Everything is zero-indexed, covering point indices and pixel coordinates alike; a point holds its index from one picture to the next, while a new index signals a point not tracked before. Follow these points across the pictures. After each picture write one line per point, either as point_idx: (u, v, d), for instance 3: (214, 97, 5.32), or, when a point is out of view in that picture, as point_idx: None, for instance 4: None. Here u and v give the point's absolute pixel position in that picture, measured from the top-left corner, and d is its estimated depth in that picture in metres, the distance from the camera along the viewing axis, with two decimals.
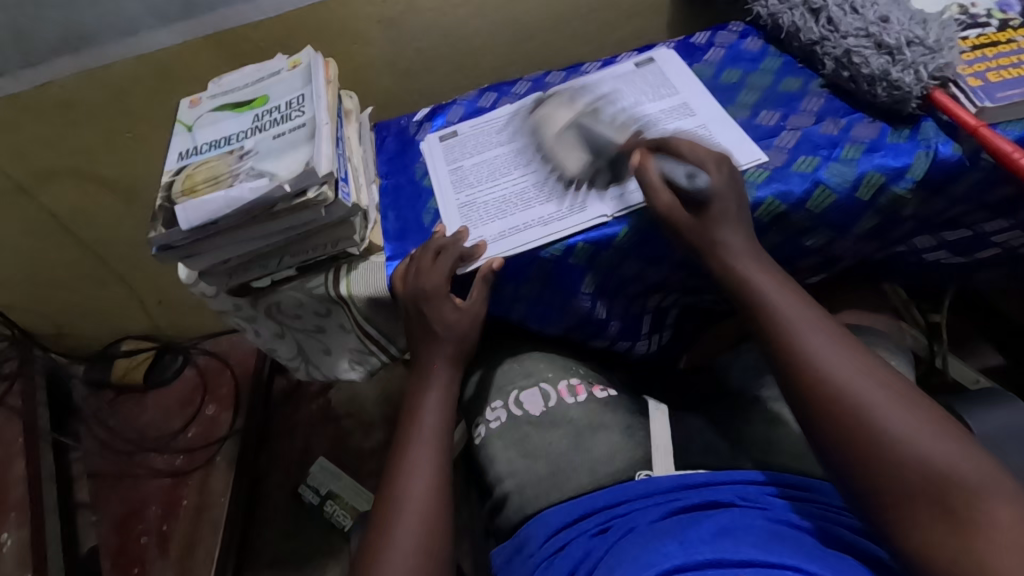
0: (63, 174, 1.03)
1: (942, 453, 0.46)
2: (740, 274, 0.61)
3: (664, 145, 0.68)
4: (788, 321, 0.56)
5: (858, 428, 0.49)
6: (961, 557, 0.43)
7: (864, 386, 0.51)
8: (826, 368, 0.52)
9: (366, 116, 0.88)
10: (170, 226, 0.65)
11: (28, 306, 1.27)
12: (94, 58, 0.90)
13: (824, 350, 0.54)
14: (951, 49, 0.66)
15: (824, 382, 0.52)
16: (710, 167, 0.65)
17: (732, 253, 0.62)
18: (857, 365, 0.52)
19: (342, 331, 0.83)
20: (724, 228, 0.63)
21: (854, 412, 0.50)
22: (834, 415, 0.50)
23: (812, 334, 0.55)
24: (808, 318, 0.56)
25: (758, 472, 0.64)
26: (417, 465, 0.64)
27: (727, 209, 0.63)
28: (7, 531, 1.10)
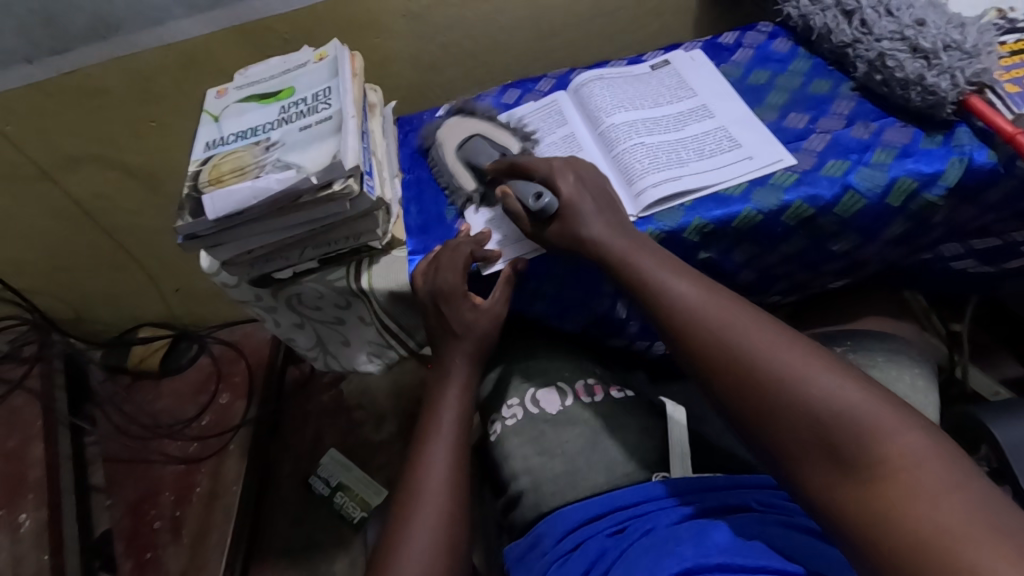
0: (88, 160, 1.04)
1: (825, 392, 0.45)
2: (623, 253, 0.61)
3: (517, 165, 0.70)
4: (680, 290, 0.57)
5: (745, 387, 0.49)
6: (859, 502, 0.41)
7: (747, 340, 0.50)
8: (713, 331, 0.52)
9: (389, 110, 0.88)
10: (196, 216, 0.65)
11: (49, 291, 1.29)
12: (121, 46, 0.90)
13: (709, 314, 0.54)
14: (988, 54, 0.64)
15: (710, 345, 0.52)
16: (555, 183, 0.66)
17: (604, 240, 0.63)
18: (740, 323, 0.52)
19: (362, 324, 0.83)
20: (590, 221, 0.64)
21: (740, 369, 0.49)
22: (724, 378, 0.50)
23: (698, 302, 0.55)
24: (694, 288, 0.56)
25: (658, 484, 0.65)
26: (434, 463, 0.64)
27: (584, 205, 0.65)
28: (25, 512, 1.12)
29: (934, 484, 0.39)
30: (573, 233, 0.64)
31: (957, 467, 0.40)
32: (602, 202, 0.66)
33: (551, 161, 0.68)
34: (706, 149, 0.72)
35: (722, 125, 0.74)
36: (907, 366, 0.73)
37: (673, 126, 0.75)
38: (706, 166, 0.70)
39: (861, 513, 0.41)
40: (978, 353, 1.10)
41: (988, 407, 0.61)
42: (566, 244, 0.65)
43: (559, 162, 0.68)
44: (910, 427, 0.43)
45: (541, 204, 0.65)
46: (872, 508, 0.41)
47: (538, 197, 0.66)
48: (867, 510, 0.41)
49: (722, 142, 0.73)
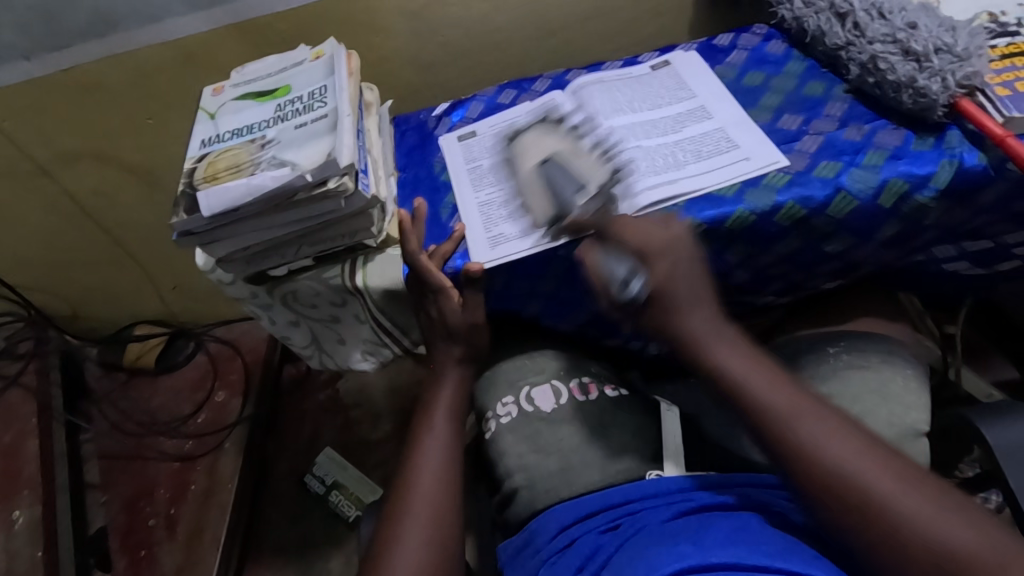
0: (86, 157, 1.04)
1: (973, 549, 0.43)
2: (714, 356, 0.57)
3: (608, 236, 0.65)
4: (785, 405, 0.53)
5: (884, 533, 0.46)
6: None
7: (860, 471, 0.48)
8: (822, 458, 0.49)
9: (385, 109, 0.88)
10: (191, 213, 0.66)
11: (45, 287, 1.29)
12: (119, 43, 0.91)
13: (829, 442, 0.50)
14: (979, 57, 0.65)
15: (818, 472, 0.49)
16: (648, 267, 0.61)
17: (697, 329, 0.58)
18: (846, 446, 0.49)
19: (358, 322, 0.84)
20: (682, 311, 0.59)
21: (854, 501, 0.47)
22: (855, 518, 0.47)
23: (810, 422, 0.51)
24: (789, 401, 0.53)
25: (685, 477, 0.65)
26: (426, 462, 0.65)
27: (680, 291, 0.59)
28: (20, 508, 1.12)
29: None
30: (666, 322, 0.60)
31: None
32: (701, 286, 0.60)
33: (651, 237, 0.62)
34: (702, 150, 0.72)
35: (719, 128, 0.75)
36: (897, 368, 0.74)
37: (670, 128, 0.76)
38: (703, 167, 0.70)
39: None
40: (972, 356, 1.11)
41: (978, 408, 0.61)
42: (658, 329, 0.61)
43: (667, 243, 0.61)
44: None
45: (629, 293, 0.62)
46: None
47: (626, 283, 0.63)
48: None
49: (717, 144, 0.73)
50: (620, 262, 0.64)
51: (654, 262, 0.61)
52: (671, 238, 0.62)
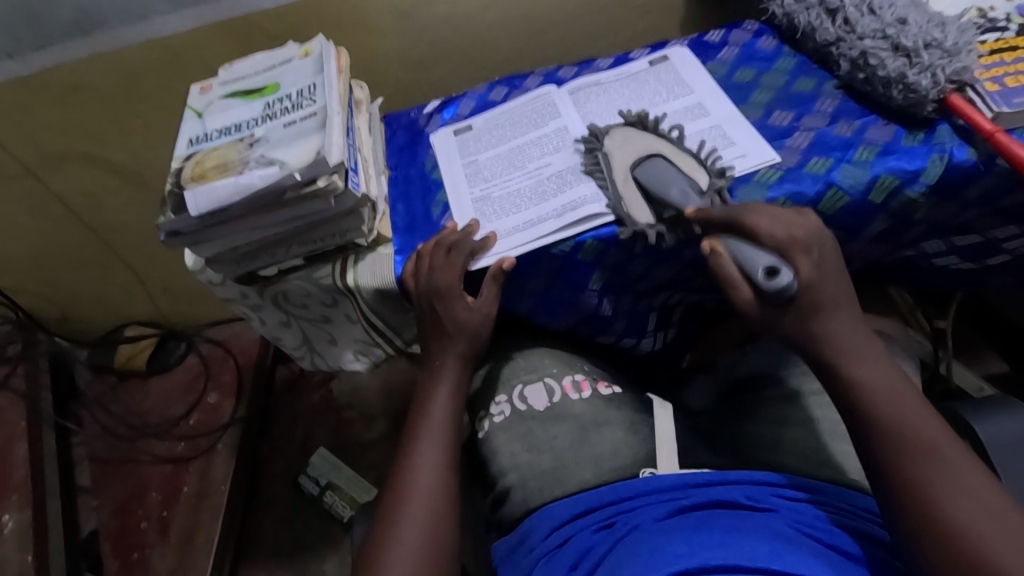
0: (73, 158, 1.03)
1: None
2: (835, 338, 0.57)
3: (737, 225, 0.61)
4: (894, 403, 0.54)
5: (948, 541, 0.47)
6: None
7: (982, 538, 0.46)
8: (938, 506, 0.49)
9: (375, 108, 0.87)
10: (178, 212, 0.65)
11: (33, 289, 1.27)
12: (104, 41, 0.89)
13: (922, 448, 0.51)
14: (969, 52, 0.65)
15: (932, 524, 0.48)
16: (794, 259, 0.58)
17: (839, 346, 0.57)
18: (976, 506, 0.48)
19: (348, 321, 0.83)
20: (833, 319, 0.58)
21: (969, 563, 0.46)
22: (945, 566, 0.47)
23: (908, 424, 0.52)
24: (924, 444, 0.51)
25: (777, 474, 0.63)
26: (421, 464, 0.64)
27: (832, 298, 0.58)
28: (9, 513, 1.10)
29: None
30: (807, 327, 0.58)
31: None
32: (850, 297, 0.58)
33: (788, 229, 0.60)
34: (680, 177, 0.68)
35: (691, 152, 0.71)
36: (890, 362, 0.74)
37: (642, 161, 0.71)
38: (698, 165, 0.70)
39: None
40: (962, 350, 1.11)
41: (969, 404, 0.61)
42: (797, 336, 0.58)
43: (805, 241, 0.59)
44: None
45: (777, 284, 0.56)
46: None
47: (772, 272, 0.57)
48: None
49: (691, 169, 0.70)
50: (757, 251, 0.58)
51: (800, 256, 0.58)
52: (811, 235, 0.60)
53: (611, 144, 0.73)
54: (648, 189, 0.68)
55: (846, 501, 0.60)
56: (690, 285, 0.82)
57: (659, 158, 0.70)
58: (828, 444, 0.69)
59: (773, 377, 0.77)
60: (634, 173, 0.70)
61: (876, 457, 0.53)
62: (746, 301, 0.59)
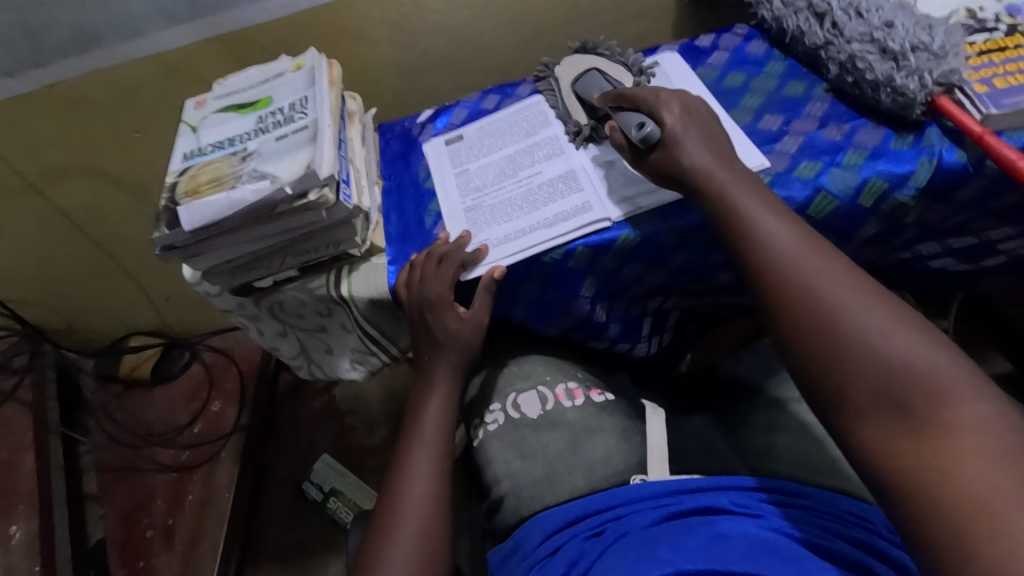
0: (73, 171, 1.05)
1: (900, 352, 0.46)
2: (715, 176, 0.61)
3: (625, 99, 0.69)
4: (771, 225, 0.56)
5: (813, 330, 0.50)
6: (914, 453, 0.43)
7: (826, 291, 0.51)
8: (791, 275, 0.53)
9: (369, 118, 0.88)
10: (173, 227, 0.66)
11: (38, 301, 1.29)
12: (102, 58, 0.91)
13: (791, 257, 0.54)
14: (956, 54, 0.65)
15: (787, 289, 0.52)
16: (661, 115, 0.65)
17: (706, 165, 0.61)
18: (824, 269, 0.52)
19: (344, 330, 0.84)
20: (694, 146, 0.63)
21: (814, 312, 0.50)
22: (795, 325, 0.51)
23: (780, 241, 0.55)
24: (779, 230, 0.56)
25: (748, 477, 0.64)
26: (414, 476, 0.64)
27: (689, 135, 0.64)
28: (15, 523, 1.12)
29: (986, 443, 0.41)
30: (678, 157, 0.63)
31: (1013, 430, 0.42)
32: (710, 132, 0.64)
33: (660, 91, 0.67)
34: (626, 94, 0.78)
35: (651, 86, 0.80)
36: None
37: (581, 73, 0.80)
38: None
39: (909, 457, 0.43)
40: None
41: None
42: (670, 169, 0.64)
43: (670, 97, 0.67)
44: (979, 396, 0.43)
45: (644, 133, 0.65)
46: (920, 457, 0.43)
47: (642, 126, 0.65)
48: (915, 459, 0.43)
49: (620, 75, 0.79)
50: (632, 113, 0.68)
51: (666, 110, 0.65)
52: (680, 94, 0.68)
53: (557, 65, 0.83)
54: (581, 96, 0.78)
55: (833, 505, 0.60)
56: (684, 288, 0.82)
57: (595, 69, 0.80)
58: (823, 448, 0.69)
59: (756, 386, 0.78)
60: (574, 83, 0.80)
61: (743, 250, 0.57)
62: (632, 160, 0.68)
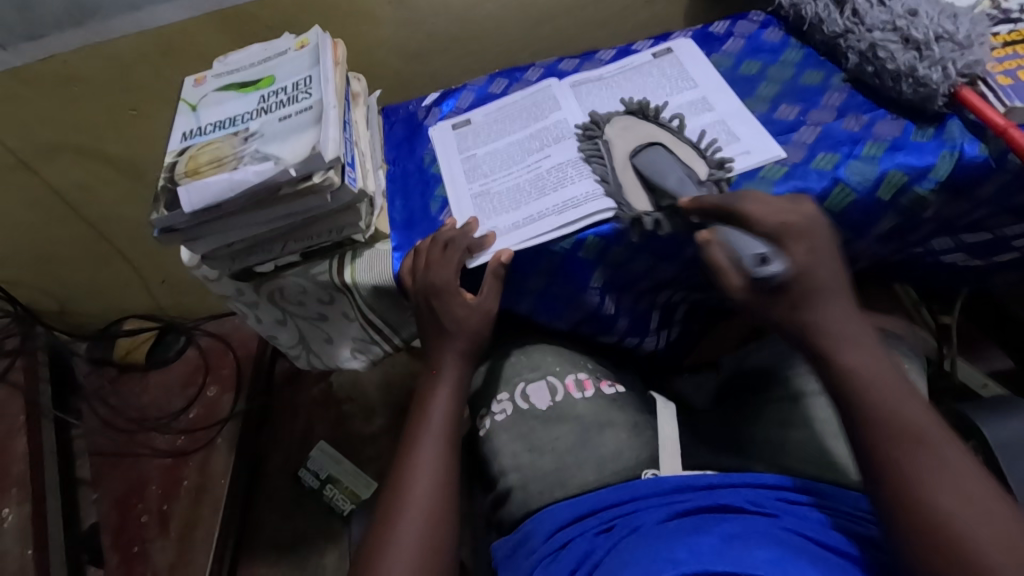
0: (67, 150, 1.02)
1: None
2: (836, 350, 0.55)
3: (730, 213, 0.60)
4: (904, 425, 0.50)
5: (944, 559, 0.45)
6: None
7: (959, 521, 0.46)
8: (923, 491, 0.47)
9: (374, 100, 0.86)
10: (171, 208, 0.64)
11: (31, 283, 1.26)
12: (98, 32, 0.88)
13: (926, 471, 0.48)
14: (981, 45, 0.64)
15: (913, 500, 0.47)
16: (786, 246, 0.57)
17: (829, 327, 0.55)
18: (959, 486, 0.47)
19: (347, 319, 0.82)
20: (820, 302, 0.56)
21: (947, 540, 0.45)
22: (920, 543, 0.46)
23: (914, 445, 0.49)
24: (915, 427, 0.50)
25: (780, 477, 0.63)
26: (421, 463, 0.63)
27: (822, 286, 0.56)
28: (8, 507, 1.10)
29: None
30: (797, 310, 0.56)
31: None
32: (841, 279, 0.57)
33: (782, 217, 0.58)
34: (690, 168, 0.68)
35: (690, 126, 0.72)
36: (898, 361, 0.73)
37: (643, 148, 0.71)
38: (703, 161, 0.69)
39: None
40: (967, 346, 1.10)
41: (977, 406, 0.60)
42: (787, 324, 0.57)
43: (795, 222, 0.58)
44: None
45: (764, 271, 0.58)
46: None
47: (763, 261, 0.58)
48: None
49: (691, 159, 0.69)
50: (751, 239, 0.61)
51: (792, 246, 0.57)
52: (806, 220, 0.59)
53: (614, 133, 0.73)
54: (644, 176, 0.68)
55: (846, 505, 0.59)
56: (694, 282, 0.81)
57: (660, 146, 0.70)
58: (833, 445, 0.68)
59: (773, 379, 0.76)
60: (635, 158, 0.70)
61: (867, 439, 0.51)
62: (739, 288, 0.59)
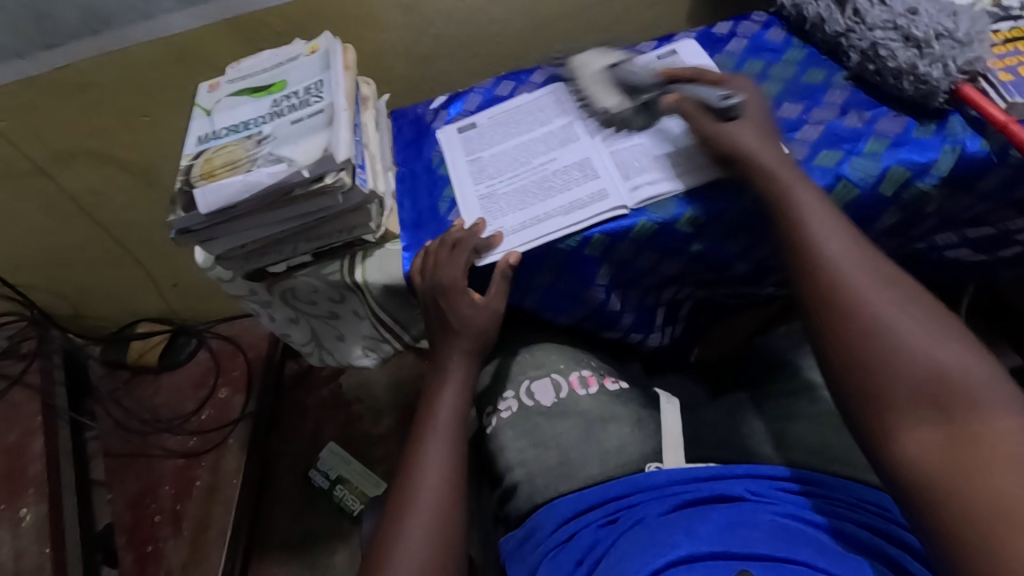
0: (83, 156, 1.04)
1: (935, 359, 0.47)
2: (770, 166, 0.63)
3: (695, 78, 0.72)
4: (824, 236, 0.57)
5: (848, 322, 0.52)
6: (947, 459, 0.43)
7: (862, 292, 0.53)
8: (835, 274, 0.55)
9: (383, 103, 0.87)
10: (189, 211, 0.65)
11: (46, 287, 1.29)
12: (114, 41, 0.90)
13: (847, 267, 0.55)
14: (981, 42, 0.65)
15: (824, 283, 0.55)
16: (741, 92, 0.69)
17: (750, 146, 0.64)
18: (862, 269, 0.54)
19: (357, 318, 0.84)
20: (740, 126, 0.66)
21: (849, 308, 0.52)
22: (827, 311, 0.54)
23: (834, 245, 0.57)
24: (832, 229, 0.58)
25: (782, 467, 0.63)
26: (430, 459, 0.64)
27: (760, 118, 0.67)
28: (26, 507, 1.12)
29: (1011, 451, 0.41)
30: (727, 131, 0.66)
31: None
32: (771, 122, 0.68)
33: (734, 78, 0.71)
34: (722, 197, 0.69)
35: (600, 113, 0.77)
36: None
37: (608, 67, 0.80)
38: (704, 160, 0.70)
39: (937, 459, 0.44)
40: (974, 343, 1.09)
41: None
42: (716, 139, 0.66)
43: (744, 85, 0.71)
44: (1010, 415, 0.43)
45: (730, 102, 0.68)
46: (959, 475, 0.42)
47: (725, 97, 0.69)
48: (942, 463, 0.44)
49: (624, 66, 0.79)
50: (714, 89, 0.70)
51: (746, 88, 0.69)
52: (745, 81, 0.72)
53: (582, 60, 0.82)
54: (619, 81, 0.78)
55: (849, 494, 0.60)
56: (698, 279, 0.82)
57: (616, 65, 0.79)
58: (838, 438, 0.68)
59: (781, 373, 0.78)
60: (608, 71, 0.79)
61: (791, 243, 0.59)
62: (699, 121, 0.68)
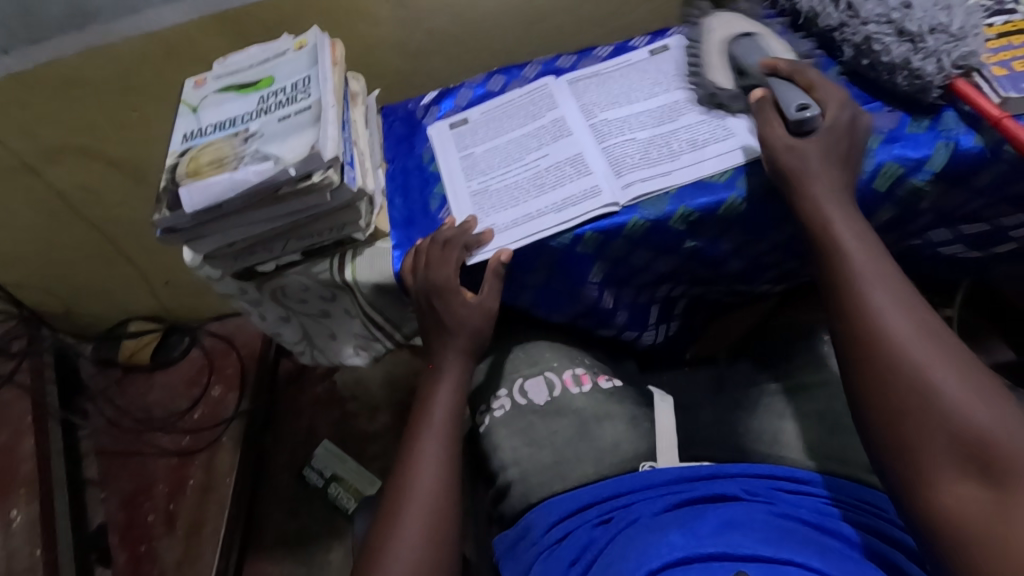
0: (69, 152, 1.03)
1: (977, 418, 0.47)
2: (816, 195, 0.60)
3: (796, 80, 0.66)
4: (868, 278, 0.56)
5: (887, 372, 0.51)
6: (986, 521, 0.44)
7: (906, 343, 0.52)
8: (877, 321, 0.54)
9: (373, 99, 0.86)
10: (174, 210, 0.65)
11: (35, 285, 1.27)
12: (98, 36, 0.88)
13: (892, 313, 0.54)
14: (975, 36, 0.64)
15: (866, 330, 0.54)
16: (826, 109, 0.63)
17: (798, 170, 0.61)
18: (905, 316, 0.53)
19: (349, 316, 0.83)
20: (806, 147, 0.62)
21: (891, 359, 0.52)
22: (870, 358, 0.53)
23: (877, 291, 0.55)
24: (875, 270, 0.56)
25: (814, 474, 0.62)
26: (425, 458, 0.64)
27: (838, 145, 0.62)
28: (17, 508, 1.11)
29: None
30: (776, 150, 0.63)
31: None
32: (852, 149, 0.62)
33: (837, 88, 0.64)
34: (715, 193, 0.68)
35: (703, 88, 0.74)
36: None
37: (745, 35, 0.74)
38: (698, 156, 0.70)
39: (973, 519, 0.44)
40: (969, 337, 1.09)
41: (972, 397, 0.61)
42: (773, 155, 0.63)
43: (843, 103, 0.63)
44: None
45: (806, 117, 0.62)
46: (996, 535, 0.43)
47: (803, 108, 0.62)
48: (976, 522, 0.44)
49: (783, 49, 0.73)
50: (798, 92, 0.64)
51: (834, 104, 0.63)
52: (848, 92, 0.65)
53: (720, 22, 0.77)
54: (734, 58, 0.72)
55: (847, 494, 0.60)
56: (693, 276, 0.81)
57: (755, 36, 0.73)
58: (832, 436, 0.68)
59: (775, 371, 0.77)
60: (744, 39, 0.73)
61: (832, 282, 0.58)
62: (773, 129, 0.63)
